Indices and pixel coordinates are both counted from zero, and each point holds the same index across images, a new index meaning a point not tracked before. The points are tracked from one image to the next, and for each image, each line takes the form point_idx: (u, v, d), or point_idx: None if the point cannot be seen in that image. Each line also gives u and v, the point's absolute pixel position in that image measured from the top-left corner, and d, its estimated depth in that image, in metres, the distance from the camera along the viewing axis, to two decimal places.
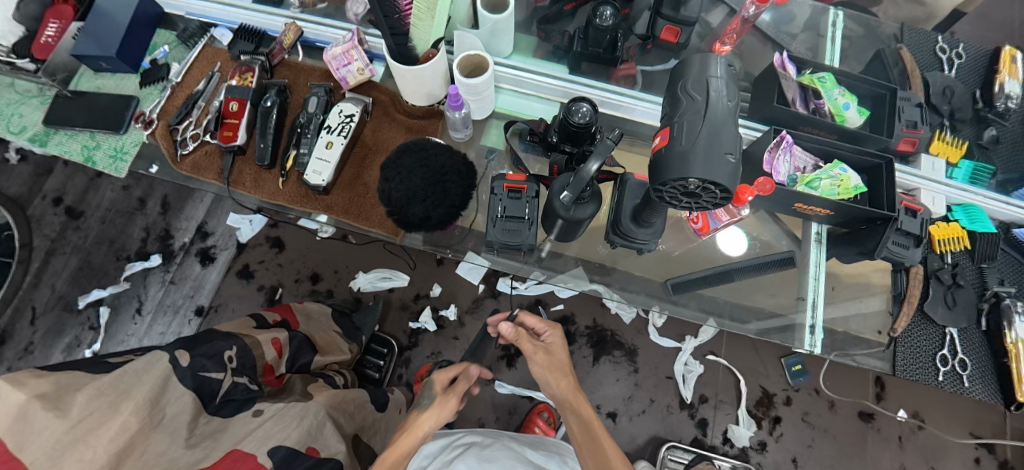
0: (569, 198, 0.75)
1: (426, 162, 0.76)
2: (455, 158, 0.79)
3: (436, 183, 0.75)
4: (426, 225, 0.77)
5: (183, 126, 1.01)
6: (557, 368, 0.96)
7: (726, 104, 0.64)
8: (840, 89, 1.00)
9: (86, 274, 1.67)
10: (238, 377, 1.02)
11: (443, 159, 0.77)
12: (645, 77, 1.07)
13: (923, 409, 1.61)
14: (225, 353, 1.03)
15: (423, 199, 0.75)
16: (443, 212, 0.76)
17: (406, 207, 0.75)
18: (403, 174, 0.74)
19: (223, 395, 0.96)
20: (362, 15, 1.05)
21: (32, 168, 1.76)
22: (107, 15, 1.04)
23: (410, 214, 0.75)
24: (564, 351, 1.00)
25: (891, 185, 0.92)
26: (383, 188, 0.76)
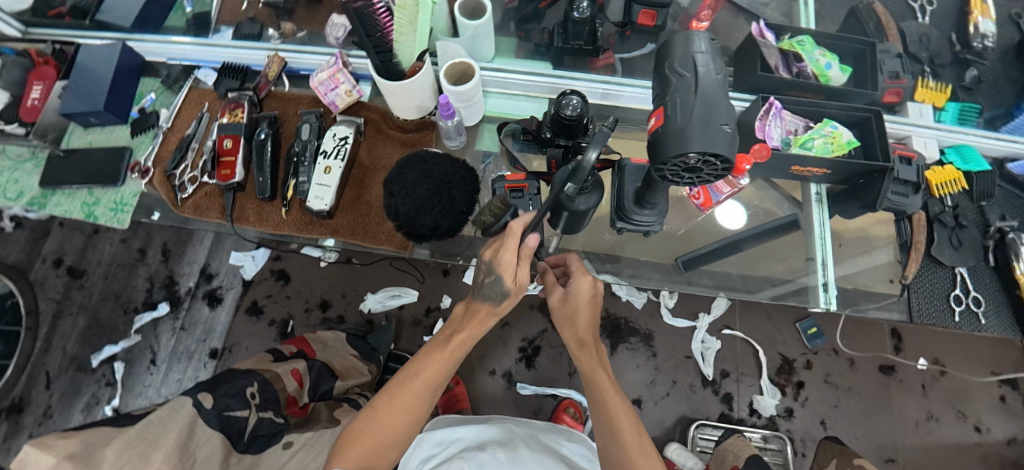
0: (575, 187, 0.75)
1: (429, 172, 0.75)
2: (455, 165, 0.79)
3: (442, 192, 0.75)
4: (436, 233, 0.78)
5: (179, 170, 1.02)
6: (567, 318, 0.90)
7: (715, 77, 0.65)
8: (819, 49, 1.02)
9: (95, 332, 1.67)
10: (263, 412, 1.05)
11: (444, 167, 0.77)
12: (624, 64, 1.08)
13: (943, 354, 1.63)
14: (247, 390, 1.06)
15: (432, 209, 0.74)
16: (452, 219, 0.76)
17: (415, 219, 0.74)
18: (407, 187, 0.73)
19: (251, 432, 0.99)
20: (343, 38, 1.08)
21: (29, 233, 1.76)
22: (90, 71, 1.05)
23: (420, 225, 0.75)
24: (585, 298, 0.88)
25: (883, 136, 0.94)
26: (389, 204, 0.75)
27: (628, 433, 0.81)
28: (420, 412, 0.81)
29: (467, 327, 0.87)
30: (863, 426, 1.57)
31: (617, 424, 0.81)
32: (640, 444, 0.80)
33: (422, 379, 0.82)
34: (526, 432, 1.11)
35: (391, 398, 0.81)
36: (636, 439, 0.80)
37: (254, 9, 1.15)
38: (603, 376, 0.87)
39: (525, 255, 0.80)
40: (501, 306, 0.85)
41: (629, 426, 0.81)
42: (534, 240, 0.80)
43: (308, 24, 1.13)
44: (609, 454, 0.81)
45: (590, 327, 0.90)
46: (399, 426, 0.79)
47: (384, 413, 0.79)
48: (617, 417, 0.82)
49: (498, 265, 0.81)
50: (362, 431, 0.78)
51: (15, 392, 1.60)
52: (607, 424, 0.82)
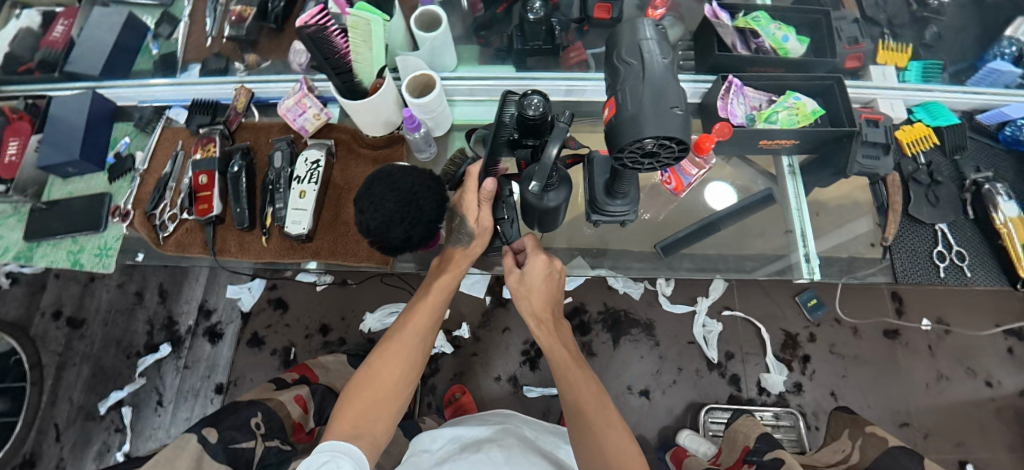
0: (538, 186, 0.76)
1: (396, 185, 0.76)
2: (422, 176, 0.79)
3: (410, 203, 0.76)
4: (409, 244, 0.79)
5: (159, 210, 1.03)
6: (522, 295, 0.94)
7: (661, 61, 0.66)
8: (774, 23, 1.04)
9: (100, 379, 1.68)
10: (270, 440, 1.09)
11: (410, 179, 0.77)
12: (597, 60, 1.09)
13: (946, 313, 1.63)
14: (251, 421, 1.09)
15: (402, 221, 0.75)
16: (422, 229, 0.77)
17: (386, 232, 0.75)
18: (375, 202, 0.74)
19: (260, 462, 1.04)
20: (306, 63, 1.09)
21: (26, 288, 1.78)
22: (63, 121, 1.07)
23: (392, 238, 0.76)
24: (541, 277, 0.93)
25: (847, 101, 0.95)
26: (359, 220, 0.76)
27: (588, 398, 0.90)
28: (412, 362, 0.94)
29: (443, 276, 0.95)
30: (874, 393, 1.57)
31: (581, 391, 0.90)
32: (599, 406, 0.90)
33: (406, 334, 0.94)
34: (524, 434, 1.14)
35: (384, 349, 0.93)
36: (595, 402, 0.90)
37: (218, 44, 1.17)
38: (562, 349, 0.93)
39: (488, 197, 0.87)
40: (469, 250, 0.92)
41: (589, 391, 0.90)
42: (493, 183, 0.86)
43: (273, 53, 1.15)
44: (572, 415, 0.91)
45: (547, 306, 0.94)
46: (391, 375, 0.91)
47: (379, 367, 0.92)
48: (579, 384, 0.91)
49: (461, 207, 0.88)
50: (361, 384, 0.91)
51: (26, 447, 1.61)
52: (569, 390, 0.91)
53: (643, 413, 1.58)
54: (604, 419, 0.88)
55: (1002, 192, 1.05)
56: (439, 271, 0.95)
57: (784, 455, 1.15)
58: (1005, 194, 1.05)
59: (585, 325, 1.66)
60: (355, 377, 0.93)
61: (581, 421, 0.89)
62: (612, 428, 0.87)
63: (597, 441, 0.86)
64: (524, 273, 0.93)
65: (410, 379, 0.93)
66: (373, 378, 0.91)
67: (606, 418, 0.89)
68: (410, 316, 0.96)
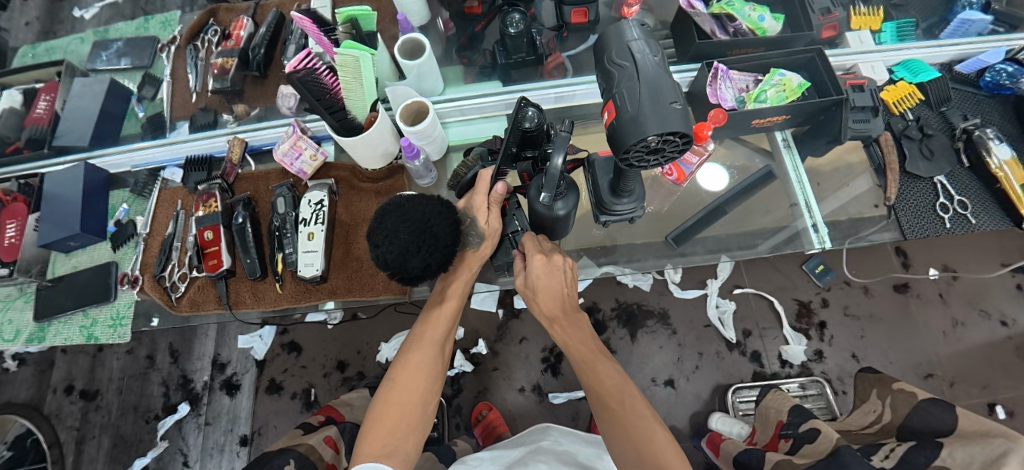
0: (548, 196, 0.77)
1: (408, 216, 0.76)
2: (431, 203, 0.80)
3: (424, 231, 0.76)
4: (428, 273, 0.79)
5: (168, 271, 1.02)
6: (533, 296, 0.92)
7: (653, 60, 0.68)
8: (749, 4, 1.03)
9: (122, 448, 1.66)
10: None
11: (420, 208, 0.78)
12: (573, 62, 1.11)
13: (951, 260, 1.65)
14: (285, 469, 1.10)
15: (418, 251, 0.76)
16: (440, 255, 0.78)
17: (405, 264, 0.76)
18: (389, 235, 0.74)
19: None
20: (295, 106, 1.10)
21: (34, 368, 1.75)
22: (60, 197, 1.06)
23: (411, 268, 0.76)
24: (544, 273, 0.89)
25: (830, 70, 0.97)
26: (376, 255, 0.76)
27: (610, 391, 0.89)
28: (433, 372, 0.92)
29: (457, 280, 0.92)
30: (894, 349, 1.58)
31: (604, 385, 0.90)
32: (623, 399, 0.89)
33: (424, 343, 0.93)
34: (562, 449, 1.14)
35: (404, 363, 0.92)
36: (620, 397, 0.89)
37: (204, 98, 1.17)
38: (577, 342, 0.94)
39: (497, 201, 0.89)
40: (480, 251, 0.89)
41: (612, 384, 0.90)
42: (502, 187, 0.89)
43: (259, 101, 1.15)
44: (596, 403, 0.91)
45: (554, 304, 0.91)
46: (416, 389, 0.90)
47: (402, 381, 0.90)
48: (602, 377, 0.91)
49: (471, 207, 0.88)
50: (386, 400, 0.90)
51: None
52: (592, 381, 0.92)
53: (671, 403, 1.58)
54: (631, 412, 0.87)
55: (992, 136, 1.06)
56: (451, 278, 0.92)
57: (820, 425, 1.15)
58: (996, 137, 1.06)
59: (601, 324, 1.67)
60: (378, 393, 0.92)
61: (610, 420, 0.88)
62: (641, 420, 0.86)
63: (625, 428, 0.85)
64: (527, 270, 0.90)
65: (435, 390, 0.92)
66: (397, 393, 0.90)
67: (635, 410, 0.87)
68: (423, 327, 0.95)
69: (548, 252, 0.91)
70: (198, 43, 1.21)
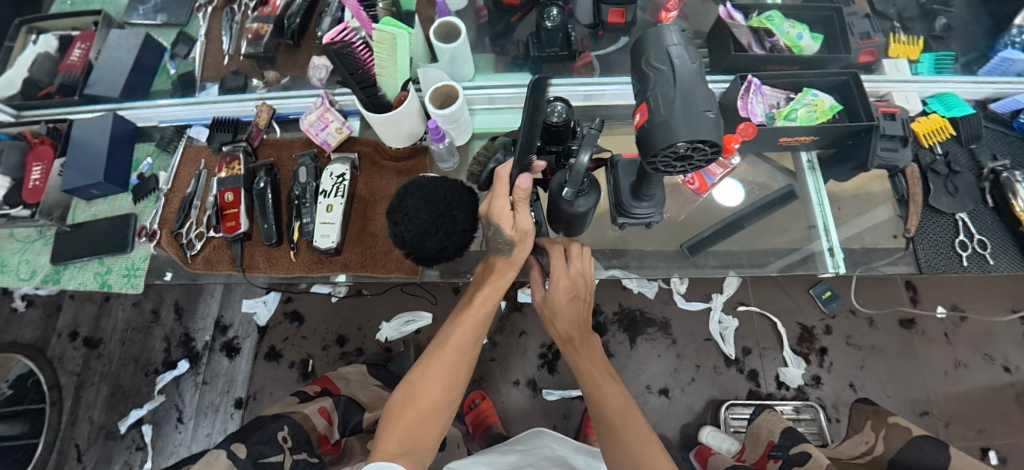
0: (571, 192, 0.78)
1: (429, 198, 0.80)
2: (452, 186, 0.84)
3: (444, 214, 0.80)
4: (443, 255, 0.82)
5: (185, 229, 1.04)
6: (553, 315, 0.95)
7: (690, 66, 0.67)
8: (789, 22, 1.03)
9: (120, 398, 1.69)
10: (298, 453, 1.21)
11: (441, 190, 0.81)
12: (601, 61, 1.11)
13: (960, 300, 1.63)
14: (279, 435, 1.20)
15: (437, 232, 0.79)
16: (457, 239, 0.81)
17: (422, 243, 0.79)
18: (410, 213, 0.78)
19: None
20: (326, 78, 1.09)
21: (41, 310, 1.79)
22: (87, 145, 1.08)
23: (428, 247, 0.79)
24: (568, 302, 0.93)
25: (863, 96, 0.96)
26: (395, 232, 0.80)
27: (612, 408, 0.94)
28: (453, 378, 0.93)
29: (490, 285, 0.93)
30: (893, 383, 1.57)
31: (605, 400, 0.95)
32: (621, 414, 0.94)
33: (449, 348, 0.94)
34: (557, 453, 1.17)
35: (428, 365, 0.93)
36: (619, 412, 0.94)
37: (235, 62, 1.17)
38: (588, 362, 0.98)
39: (523, 196, 0.82)
40: (512, 258, 0.89)
41: (613, 399, 0.95)
42: (527, 180, 0.81)
43: (290, 69, 1.15)
44: (598, 421, 0.95)
45: (572, 325, 0.96)
46: (435, 394, 0.91)
47: (425, 383, 0.92)
48: (604, 394, 0.96)
49: (493, 216, 0.83)
50: (407, 401, 0.91)
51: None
52: (596, 399, 0.96)
53: (664, 412, 1.59)
54: (629, 428, 0.92)
55: (1021, 179, 1.04)
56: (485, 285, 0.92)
57: (811, 449, 1.14)
58: None
59: (601, 326, 1.67)
60: (400, 391, 0.93)
61: (611, 435, 0.93)
62: (640, 436, 0.92)
63: (622, 443, 0.91)
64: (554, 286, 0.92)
65: (453, 396, 0.93)
66: (417, 397, 0.91)
67: (637, 431, 0.92)
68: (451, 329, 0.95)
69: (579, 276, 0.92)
70: (235, 6, 1.21)
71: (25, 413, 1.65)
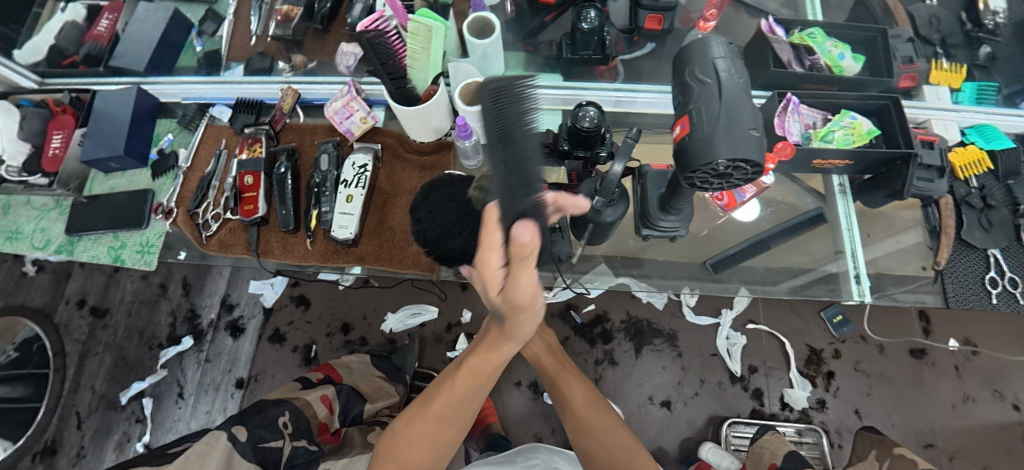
0: (601, 202, 0.77)
1: (458, 196, 0.77)
2: (481, 186, 0.80)
3: (469, 214, 0.76)
4: (464, 256, 0.80)
5: (202, 208, 1.02)
6: None
7: (736, 81, 0.65)
8: (831, 40, 1.00)
9: (122, 370, 1.69)
10: (297, 440, 1.21)
11: (470, 189, 0.78)
12: (627, 68, 1.09)
13: (974, 334, 1.60)
14: (280, 420, 1.20)
15: (460, 233, 0.76)
16: None
17: (445, 243, 0.77)
18: (434, 212, 0.76)
19: (287, 462, 1.16)
20: (354, 66, 1.07)
21: (51, 276, 1.79)
22: (110, 118, 1.07)
23: (450, 248, 0.77)
24: None
25: (903, 120, 0.94)
26: (418, 229, 0.78)
27: (577, 397, 1.14)
28: (444, 433, 0.96)
29: (489, 352, 0.90)
30: (899, 412, 1.54)
31: (569, 391, 1.15)
32: (589, 405, 1.12)
33: (443, 401, 0.95)
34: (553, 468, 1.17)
35: (421, 414, 0.96)
36: (586, 404, 1.12)
37: (263, 43, 1.16)
38: (550, 359, 1.20)
39: (520, 254, 0.65)
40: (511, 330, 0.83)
41: (578, 392, 1.14)
42: (528, 232, 0.63)
43: (317, 54, 1.13)
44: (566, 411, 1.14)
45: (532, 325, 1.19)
46: (424, 444, 0.94)
47: (416, 433, 0.95)
48: (567, 385, 1.16)
49: (483, 267, 0.70)
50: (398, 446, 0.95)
51: (48, 435, 1.62)
52: (563, 392, 1.16)
53: (664, 424, 1.57)
54: (599, 419, 1.09)
55: None
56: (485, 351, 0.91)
57: None
58: None
59: (607, 334, 1.66)
60: (393, 432, 0.98)
61: (581, 424, 1.11)
62: (611, 427, 1.08)
63: (595, 432, 1.07)
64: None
65: (441, 450, 0.96)
66: (407, 443, 0.95)
67: (608, 425, 1.09)
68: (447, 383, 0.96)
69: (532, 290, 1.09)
70: None
71: (29, 377, 1.64)
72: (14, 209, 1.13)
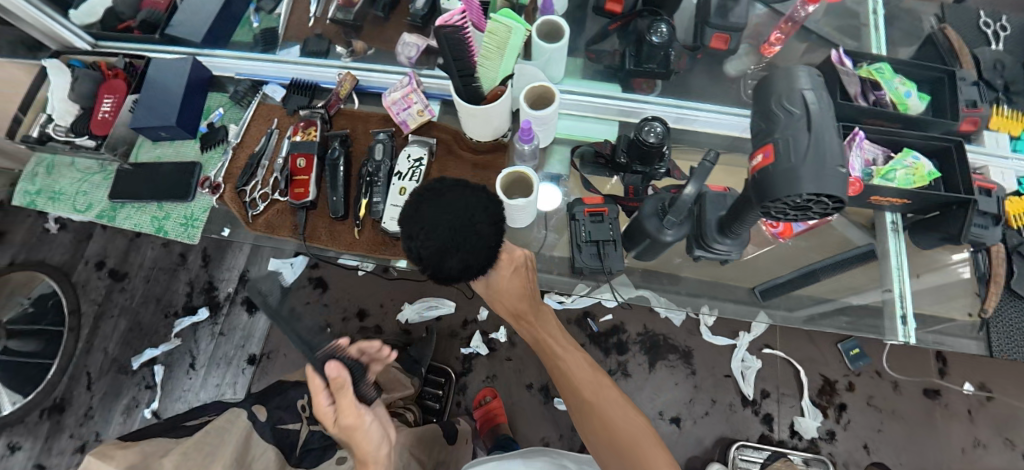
0: (671, 221, 0.78)
1: (451, 208, 0.73)
2: (474, 193, 0.75)
3: (465, 228, 0.72)
4: (466, 273, 0.75)
5: (250, 187, 1.02)
6: (500, 296, 0.96)
7: (826, 114, 0.65)
8: (898, 78, 1.00)
9: (136, 335, 1.69)
10: (314, 425, 1.20)
11: (462, 199, 0.73)
12: (681, 81, 1.07)
13: (989, 380, 1.59)
14: (299, 403, 1.22)
15: (457, 249, 0.72)
16: (480, 255, 0.74)
17: (441, 262, 0.72)
18: (427, 230, 0.71)
19: (303, 446, 1.15)
20: (415, 58, 1.06)
21: (73, 235, 1.79)
22: (164, 87, 1.07)
23: (449, 266, 0.73)
24: (515, 283, 0.92)
25: (966, 169, 0.93)
26: (410, 248, 0.73)
27: (580, 375, 1.03)
28: None
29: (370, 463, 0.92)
30: (908, 451, 1.54)
31: (570, 369, 1.04)
32: (591, 381, 1.03)
33: None
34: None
35: None
36: (588, 379, 1.03)
37: (321, 26, 1.15)
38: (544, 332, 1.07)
39: (337, 384, 0.86)
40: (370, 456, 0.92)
41: (580, 367, 1.04)
42: (337, 368, 0.85)
43: (376, 42, 1.12)
44: (571, 394, 1.04)
45: (521, 302, 0.98)
46: None
47: None
48: (568, 363, 1.05)
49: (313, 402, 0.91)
50: None
51: (57, 393, 1.61)
52: (564, 372, 1.05)
53: (672, 441, 1.56)
54: (606, 399, 1.01)
55: None
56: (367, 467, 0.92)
57: None
58: None
59: (623, 345, 1.65)
60: None
61: (588, 407, 1.01)
62: (619, 407, 1.00)
63: (603, 418, 0.99)
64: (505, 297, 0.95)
65: None
66: None
67: (637, 433, 0.97)
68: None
69: (531, 288, 0.95)
70: None
71: (42, 333, 1.62)
72: (57, 168, 1.13)
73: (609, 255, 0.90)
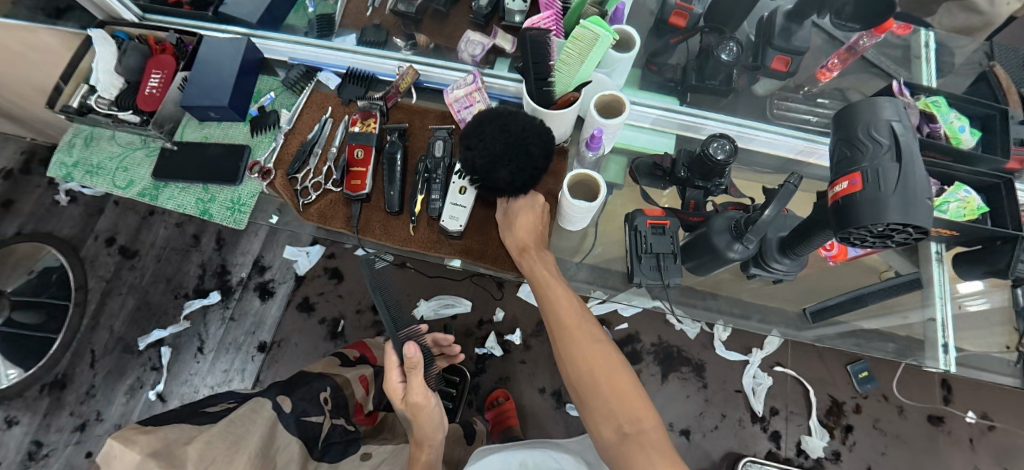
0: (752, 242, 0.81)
1: (507, 126, 0.80)
2: (533, 119, 0.82)
3: (517, 145, 0.79)
4: (511, 188, 0.83)
5: (302, 175, 1.00)
6: (507, 227, 0.92)
7: (914, 146, 0.66)
8: (953, 112, 1.02)
9: (144, 314, 1.65)
10: (336, 418, 1.16)
11: (520, 121, 0.80)
12: (733, 100, 1.08)
13: (992, 410, 1.62)
14: (321, 396, 1.16)
15: (507, 162, 0.80)
16: (528, 175, 0.82)
17: (492, 173, 0.80)
18: (484, 140, 0.79)
19: (325, 440, 1.10)
20: (479, 56, 1.07)
21: (83, 209, 1.75)
22: (215, 65, 1.04)
23: (497, 178, 0.81)
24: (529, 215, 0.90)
25: (1015, 205, 0.94)
26: (466, 158, 0.81)
27: (578, 328, 0.87)
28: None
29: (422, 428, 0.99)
30: None
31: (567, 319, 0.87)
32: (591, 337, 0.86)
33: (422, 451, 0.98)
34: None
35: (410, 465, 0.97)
36: (587, 335, 0.86)
37: (379, 16, 1.13)
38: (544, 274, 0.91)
39: (410, 363, 0.95)
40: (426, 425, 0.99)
41: (579, 321, 0.87)
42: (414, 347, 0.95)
43: (437, 36, 1.10)
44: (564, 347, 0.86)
45: (529, 234, 0.90)
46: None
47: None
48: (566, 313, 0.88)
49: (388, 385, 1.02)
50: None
51: (58, 368, 1.57)
52: (559, 323, 0.87)
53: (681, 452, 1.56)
54: (603, 358, 0.84)
55: None
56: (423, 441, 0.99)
57: None
58: None
59: (637, 354, 1.66)
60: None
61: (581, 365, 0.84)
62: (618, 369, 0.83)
63: (595, 376, 0.82)
64: (513, 226, 0.91)
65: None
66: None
67: (630, 393, 0.81)
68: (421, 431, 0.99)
69: (541, 223, 0.92)
70: None
71: (43, 306, 1.57)
72: (95, 141, 1.11)
73: (669, 268, 0.91)
